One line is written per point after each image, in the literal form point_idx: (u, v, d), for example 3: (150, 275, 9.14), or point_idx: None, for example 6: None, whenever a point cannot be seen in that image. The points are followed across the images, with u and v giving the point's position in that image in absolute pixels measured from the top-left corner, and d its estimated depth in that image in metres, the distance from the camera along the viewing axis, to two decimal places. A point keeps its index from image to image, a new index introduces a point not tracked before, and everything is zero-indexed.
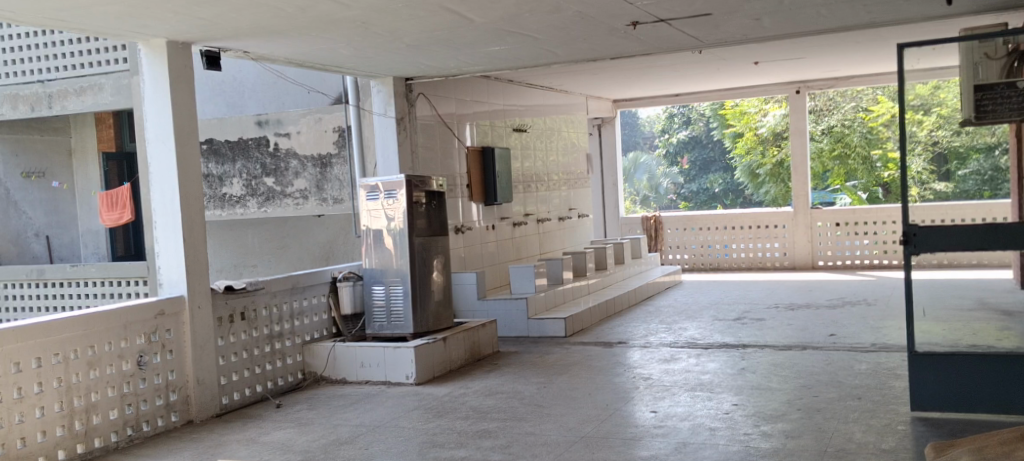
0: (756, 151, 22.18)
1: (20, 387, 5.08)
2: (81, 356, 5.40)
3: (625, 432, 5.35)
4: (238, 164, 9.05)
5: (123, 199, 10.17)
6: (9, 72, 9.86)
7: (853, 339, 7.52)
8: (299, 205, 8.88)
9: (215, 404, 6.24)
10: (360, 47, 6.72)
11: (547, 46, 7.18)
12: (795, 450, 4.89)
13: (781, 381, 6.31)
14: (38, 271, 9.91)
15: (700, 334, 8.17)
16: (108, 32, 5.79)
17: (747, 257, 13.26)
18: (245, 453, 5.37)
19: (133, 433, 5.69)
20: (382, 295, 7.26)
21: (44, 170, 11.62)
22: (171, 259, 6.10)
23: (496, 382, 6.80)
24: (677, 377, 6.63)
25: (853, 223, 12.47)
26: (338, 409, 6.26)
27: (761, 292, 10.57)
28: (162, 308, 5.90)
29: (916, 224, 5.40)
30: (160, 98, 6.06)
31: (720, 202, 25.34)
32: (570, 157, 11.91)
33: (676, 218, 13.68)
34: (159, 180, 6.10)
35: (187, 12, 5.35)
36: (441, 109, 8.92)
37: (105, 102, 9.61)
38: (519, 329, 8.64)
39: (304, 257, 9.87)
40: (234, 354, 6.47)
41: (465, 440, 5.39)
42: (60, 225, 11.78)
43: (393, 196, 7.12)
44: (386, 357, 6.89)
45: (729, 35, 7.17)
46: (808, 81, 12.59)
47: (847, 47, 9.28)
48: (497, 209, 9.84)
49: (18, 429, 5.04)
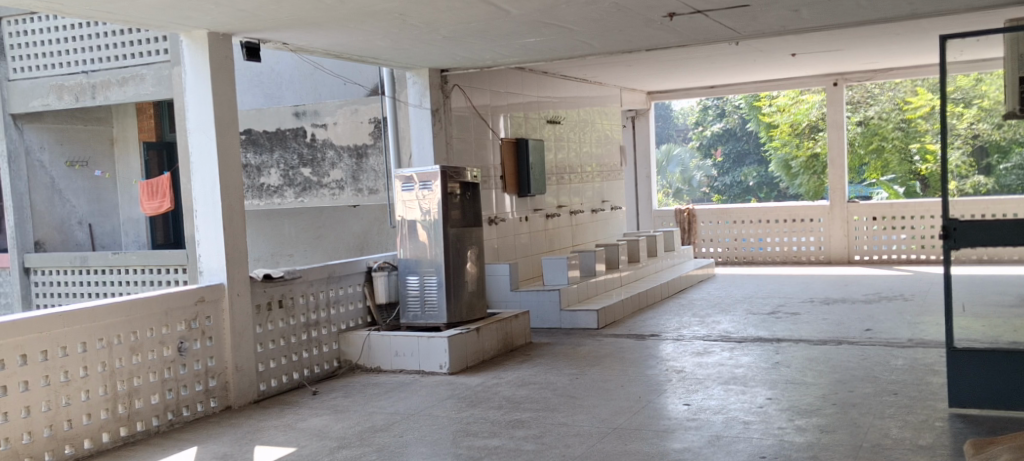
0: (791, 144, 21.93)
1: (67, 370, 5.19)
2: (124, 342, 5.51)
3: (658, 425, 5.37)
4: (276, 154, 9.16)
5: (164, 188, 10.31)
6: (57, 62, 10.08)
7: (890, 334, 7.46)
8: (336, 195, 8.96)
9: (254, 391, 6.35)
10: (398, 39, 6.77)
11: (584, 38, 7.21)
12: (830, 445, 4.88)
13: (816, 376, 6.28)
14: (82, 259, 10.11)
15: (734, 328, 8.15)
16: (150, 23, 5.87)
17: (783, 251, 13.17)
18: (283, 439, 5.45)
19: (173, 418, 5.80)
20: (416, 285, 7.32)
21: (87, 158, 11.60)
22: (211, 248, 6.19)
23: (529, 372, 6.84)
24: (710, 370, 6.62)
25: (890, 217, 12.33)
26: (372, 397, 6.34)
27: (797, 286, 10.50)
28: (203, 294, 6.00)
29: (956, 218, 5.33)
30: (202, 88, 6.14)
31: (755, 195, 25.26)
32: (603, 149, 11.90)
33: (710, 211, 13.65)
34: (200, 169, 6.19)
35: (227, 4, 5.41)
36: (476, 101, 8.96)
37: (146, 92, 9.81)
38: (551, 320, 8.68)
39: (338, 246, 9.94)
40: (272, 342, 6.57)
41: (498, 430, 5.43)
42: (102, 213, 11.77)
43: (429, 187, 7.16)
44: (419, 347, 6.96)
45: (767, 27, 7.13)
46: (845, 73, 12.46)
47: (885, 39, 9.19)
48: (531, 201, 9.88)
49: (65, 411, 5.16)
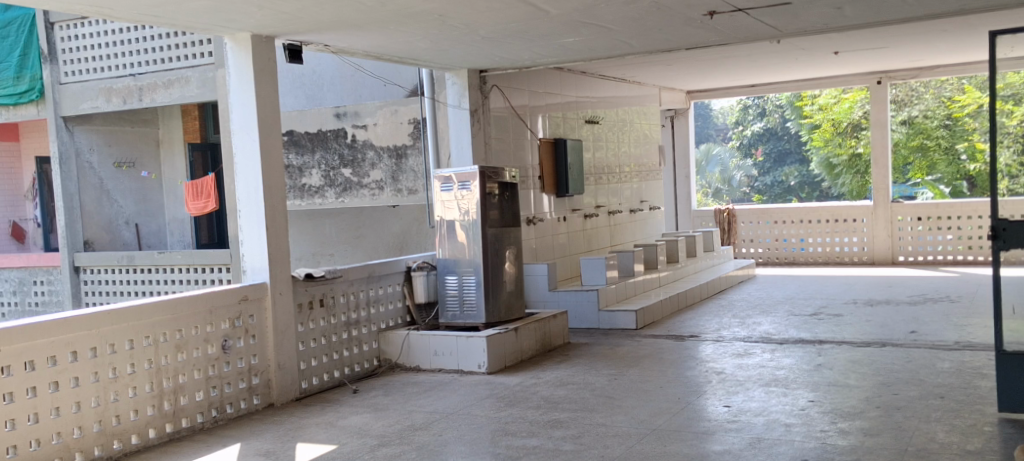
0: (832, 142, 21.57)
1: (115, 367, 5.29)
2: (169, 339, 5.60)
3: (698, 426, 5.34)
4: (318, 155, 9.35)
5: (208, 189, 10.44)
6: (105, 66, 10.29)
7: (935, 337, 7.35)
8: (376, 195, 9.12)
9: (295, 388, 6.43)
10: (437, 39, 6.80)
11: (624, 37, 7.18)
12: (874, 448, 4.82)
13: (859, 378, 6.21)
14: (129, 258, 10.32)
15: (775, 329, 8.07)
16: (195, 27, 5.96)
17: (825, 251, 13.02)
18: (324, 437, 5.50)
19: (217, 414, 5.89)
20: (455, 285, 7.35)
21: (134, 160, 11.76)
22: (254, 248, 6.28)
23: (567, 373, 6.83)
24: (751, 372, 6.56)
25: (936, 218, 12.14)
26: (412, 396, 6.38)
27: (839, 287, 10.38)
28: (246, 293, 6.08)
29: (1005, 218, 5.23)
30: (245, 90, 6.22)
31: (796, 195, 25.18)
32: (642, 149, 11.86)
33: (750, 211, 13.55)
34: (243, 170, 6.27)
35: (270, 7, 5.48)
36: (515, 101, 8.97)
37: (191, 94, 9.99)
38: (589, 320, 8.66)
39: (378, 246, 10.00)
40: (313, 340, 6.64)
41: (536, 430, 5.44)
42: (149, 213, 11.97)
43: (467, 187, 7.19)
44: (458, 346, 6.99)
45: (809, 24, 7.06)
46: (889, 72, 12.27)
47: (932, 36, 9.03)
48: (569, 201, 9.87)
49: (114, 407, 5.27)
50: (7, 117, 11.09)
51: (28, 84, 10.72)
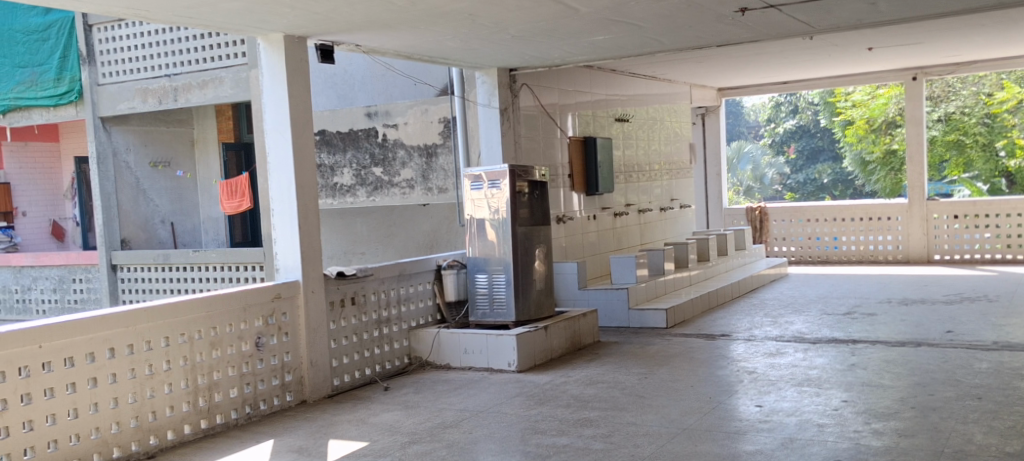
0: (867, 139, 21.34)
1: (151, 364, 5.37)
2: (204, 337, 5.67)
3: (730, 426, 5.32)
4: (349, 154, 9.42)
5: (242, 188, 10.55)
6: (142, 67, 10.44)
7: (972, 336, 7.25)
8: (406, 194, 9.20)
9: (328, 385, 6.48)
10: (467, 39, 6.82)
11: (654, 35, 7.15)
12: (910, 449, 4.78)
13: (893, 378, 6.15)
14: (164, 256, 10.45)
15: (808, 328, 8.01)
16: (229, 28, 6.03)
17: (858, 250, 12.89)
18: (356, 434, 5.55)
19: (251, 411, 5.95)
20: (485, 284, 7.37)
21: (169, 159, 11.92)
22: (287, 246, 6.34)
23: (597, 371, 6.83)
24: (783, 372, 6.52)
25: (973, 216, 12.00)
26: (442, 394, 6.40)
27: (873, 286, 10.27)
28: (280, 291, 6.14)
29: None
30: (278, 90, 6.28)
31: (829, 193, 25.07)
32: (672, 147, 11.81)
33: (783, 209, 13.46)
34: (276, 169, 6.33)
35: (303, 7, 5.53)
36: (545, 99, 8.97)
37: (225, 95, 10.09)
38: (619, 319, 8.65)
39: (409, 245, 10.06)
40: (345, 338, 6.70)
41: (566, 428, 5.44)
42: (184, 212, 12.12)
43: (497, 186, 7.20)
44: (489, 344, 7.00)
45: (842, 20, 6.99)
46: (925, 67, 12.08)
47: (969, 30, 8.90)
48: (599, 199, 9.85)
49: (150, 403, 5.34)
50: (47, 117, 11.28)
51: (68, 86, 10.91)
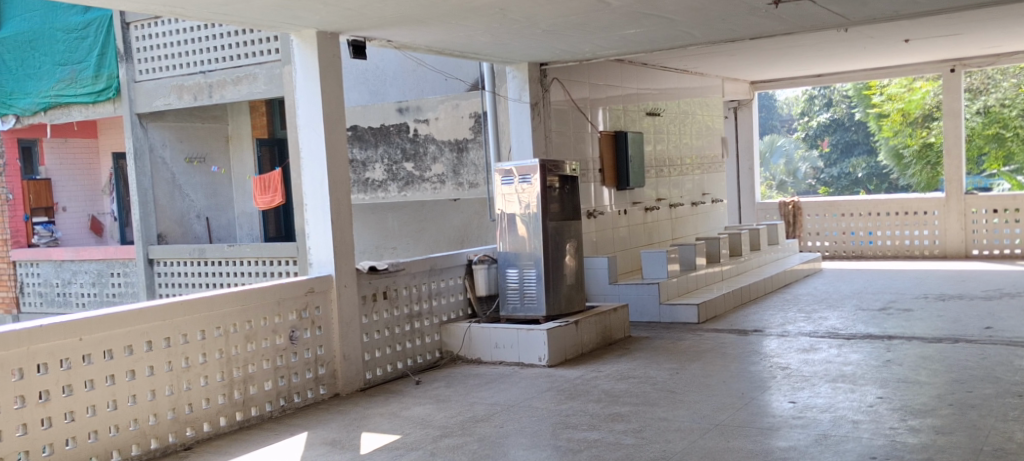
0: (902, 133, 21.07)
1: (188, 356, 5.44)
2: (239, 330, 5.73)
3: (762, 422, 5.28)
4: (381, 149, 9.68)
5: (275, 183, 10.66)
6: (178, 63, 10.56)
7: (1012, 333, 7.14)
8: (437, 189, 9.41)
9: (360, 379, 6.53)
10: (497, 33, 6.83)
11: (686, 28, 7.10)
12: (947, 447, 4.72)
13: (930, 375, 6.07)
14: (200, 250, 10.58)
15: (842, 324, 7.93)
16: (263, 25, 6.09)
17: (894, 245, 12.76)
18: (388, 427, 5.58)
19: (285, 404, 6.01)
20: (516, 278, 7.38)
21: (205, 155, 12.05)
22: (320, 240, 6.38)
23: (627, 366, 6.81)
24: (817, 368, 6.47)
25: (1012, 210, 11.79)
26: (473, 388, 6.42)
27: (909, 282, 10.15)
28: (313, 286, 6.19)
29: None
30: (311, 86, 6.32)
31: (864, 188, 24.76)
32: (704, 140, 11.73)
33: (816, 204, 13.31)
34: (309, 164, 6.38)
35: (335, 3, 5.57)
36: (575, 94, 8.95)
37: (258, 91, 10.16)
38: (650, 314, 8.62)
39: (439, 239, 10.10)
40: (377, 332, 6.74)
41: (598, 423, 5.44)
42: (219, 207, 12.26)
43: (528, 181, 7.21)
44: (520, 339, 7.01)
45: (878, 11, 6.90)
46: (963, 59, 11.89)
47: (1009, 21, 8.74)
48: (630, 194, 9.82)
49: (187, 395, 5.41)
50: (87, 114, 11.44)
51: (107, 83, 11.03)
